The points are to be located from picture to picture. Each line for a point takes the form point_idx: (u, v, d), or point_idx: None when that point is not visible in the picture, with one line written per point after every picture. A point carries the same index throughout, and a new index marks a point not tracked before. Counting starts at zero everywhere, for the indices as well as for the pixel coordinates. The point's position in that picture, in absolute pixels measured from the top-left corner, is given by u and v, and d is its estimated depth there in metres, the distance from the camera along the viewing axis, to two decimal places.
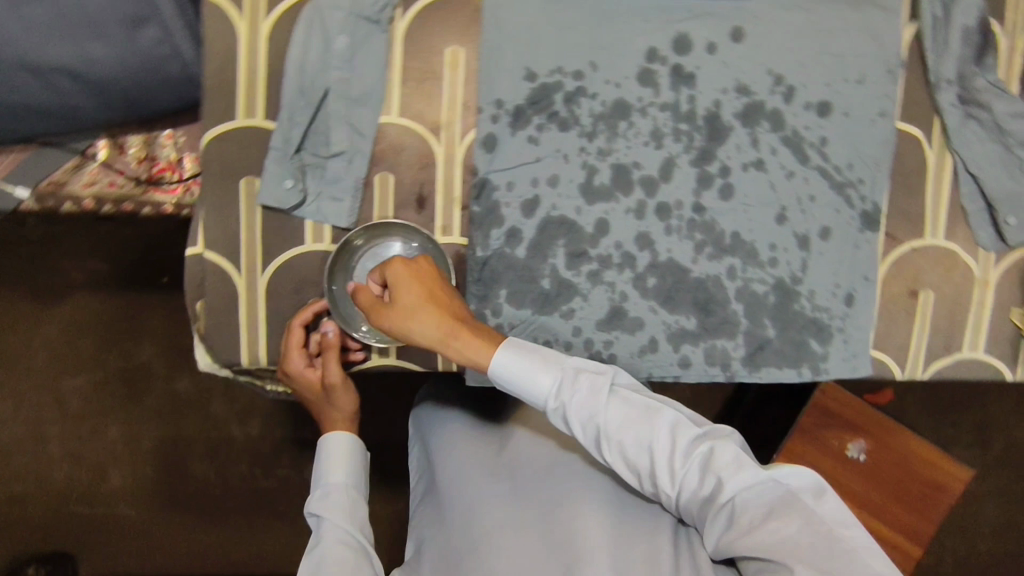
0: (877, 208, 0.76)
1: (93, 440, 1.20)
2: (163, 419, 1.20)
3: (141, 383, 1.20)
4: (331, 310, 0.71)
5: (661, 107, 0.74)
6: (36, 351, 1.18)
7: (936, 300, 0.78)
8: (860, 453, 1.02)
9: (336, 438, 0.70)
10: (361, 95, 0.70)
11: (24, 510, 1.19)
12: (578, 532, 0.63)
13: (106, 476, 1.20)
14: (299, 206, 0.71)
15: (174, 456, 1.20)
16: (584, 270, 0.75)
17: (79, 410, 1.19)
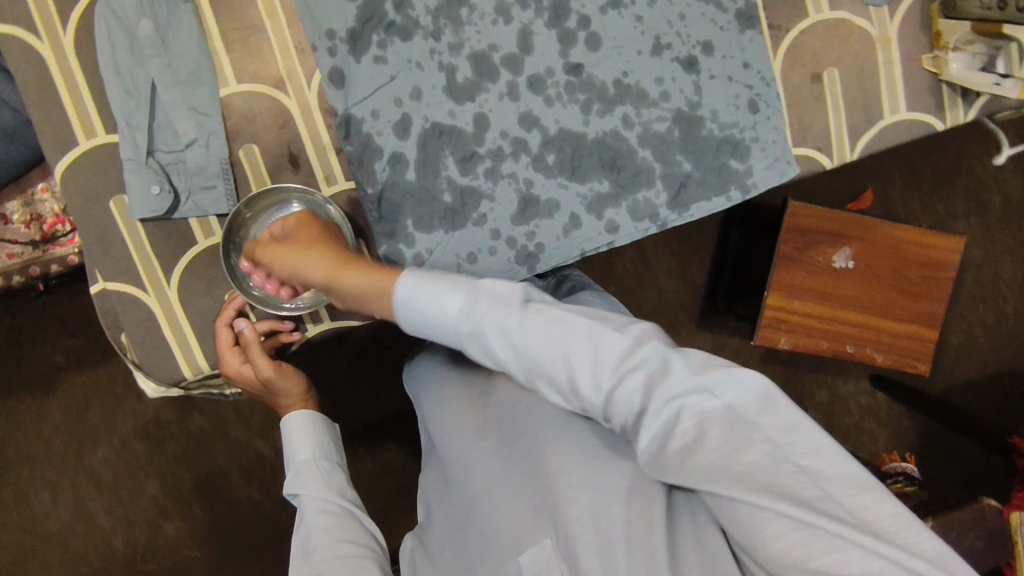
0: (749, 2, 0.72)
1: (138, 499, 1.27)
2: (196, 456, 1.28)
3: (160, 434, 1.27)
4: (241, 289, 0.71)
5: None
6: (53, 437, 1.25)
7: (841, 75, 0.75)
8: (847, 259, 1.27)
9: (294, 418, 0.71)
10: (190, 75, 0.67)
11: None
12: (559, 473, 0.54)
13: (161, 528, 1.28)
14: (175, 208, 0.69)
15: (217, 485, 1.29)
16: (480, 171, 0.72)
17: (115, 476, 1.27)
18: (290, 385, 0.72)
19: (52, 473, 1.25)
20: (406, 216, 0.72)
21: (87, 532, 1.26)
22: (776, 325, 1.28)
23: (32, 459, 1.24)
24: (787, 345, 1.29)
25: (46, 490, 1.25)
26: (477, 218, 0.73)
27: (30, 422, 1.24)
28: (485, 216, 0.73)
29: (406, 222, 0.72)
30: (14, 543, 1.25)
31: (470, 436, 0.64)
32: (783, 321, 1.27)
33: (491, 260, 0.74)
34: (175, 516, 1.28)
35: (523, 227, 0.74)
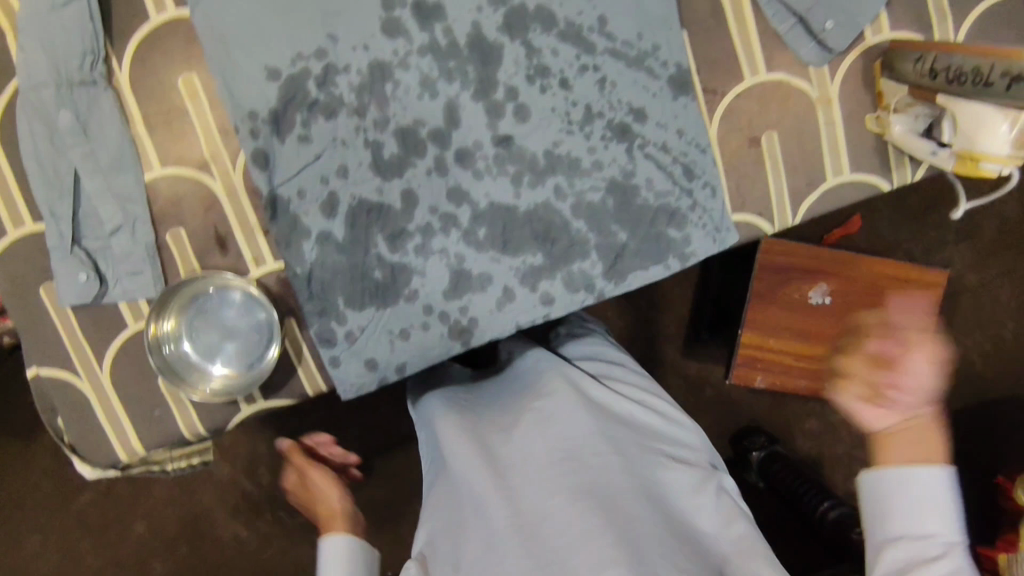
0: (682, 68, 0.70)
1: (123, 542, 1.28)
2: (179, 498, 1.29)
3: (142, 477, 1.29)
4: (171, 380, 0.69)
5: (420, 52, 0.68)
6: (36, 484, 1.26)
7: (780, 138, 0.73)
8: (824, 295, 1.24)
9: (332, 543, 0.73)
10: (114, 162, 0.67)
11: None
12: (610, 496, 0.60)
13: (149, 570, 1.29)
14: (103, 294, 0.69)
15: (203, 526, 1.29)
16: (410, 248, 0.72)
17: (94, 523, 1.27)
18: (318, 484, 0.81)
19: (38, 518, 1.27)
20: (337, 294, 0.72)
21: None
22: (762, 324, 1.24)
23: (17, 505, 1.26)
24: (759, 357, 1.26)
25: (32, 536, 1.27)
26: (408, 294, 0.73)
27: (13, 469, 1.26)
28: (417, 292, 0.73)
29: (337, 300, 0.72)
30: None
31: (480, 479, 0.64)
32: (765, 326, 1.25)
33: (424, 335, 0.74)
34: (158, 559, 1.29)
35: (456, 301, 0.73)
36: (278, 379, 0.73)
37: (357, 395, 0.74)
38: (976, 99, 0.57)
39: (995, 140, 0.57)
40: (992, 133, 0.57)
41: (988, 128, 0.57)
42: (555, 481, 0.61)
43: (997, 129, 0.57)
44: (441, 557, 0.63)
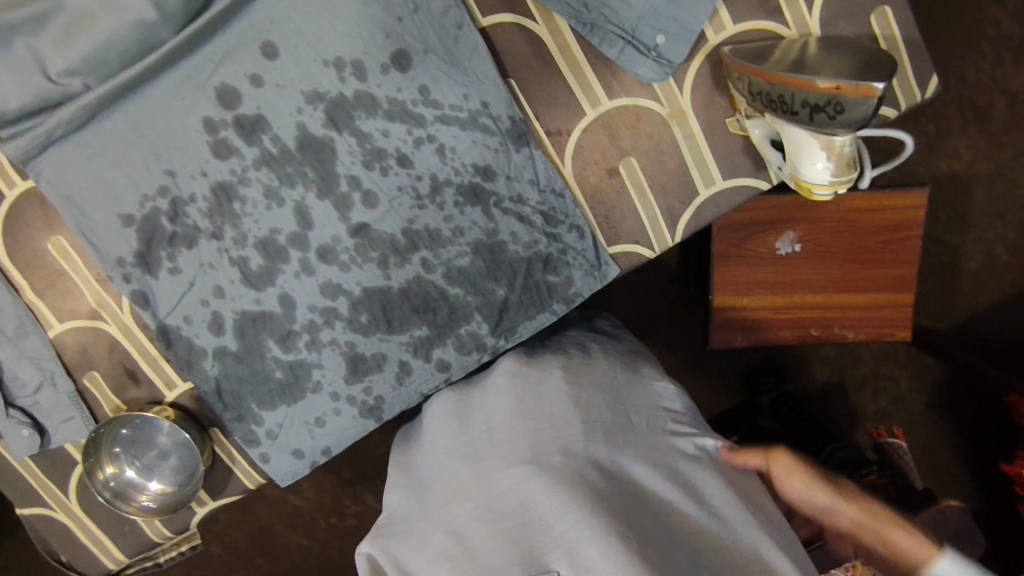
0: (516, 118, 0.69)
1: None
2: None
3: None
4: (120, 506, 0.76)
5: (256, 165, 0.69)
6: None
7: (641, 162, 0.70)
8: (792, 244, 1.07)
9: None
10: (16, 329, 0.73)
11: None
12: (555, 436, 0.61)
13: None
14: (49, 440, 0.76)
15: None
16: (301, 345, 0.75)
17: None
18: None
19: None
20: (248, 400, 0.76)
21: None
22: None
23: None
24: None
25: None
26: (313, 386, 0.76)
27: None
28: (320, 382, 0.76)
29: (250, 405, 0.76)
30: None
31: (453, 457, 0.65)
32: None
33: (338, 420, 0.77)
34: None
35: (358, 384, 0.76)
36: (221, 477, 0.80)
37: (294, 480, 0.80)
38: (798, 125, 0.60)
39: (816, 172, 0.63)
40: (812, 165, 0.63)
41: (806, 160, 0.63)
42: (515, 445, 0.61)
43: (812, 163, 0.63)
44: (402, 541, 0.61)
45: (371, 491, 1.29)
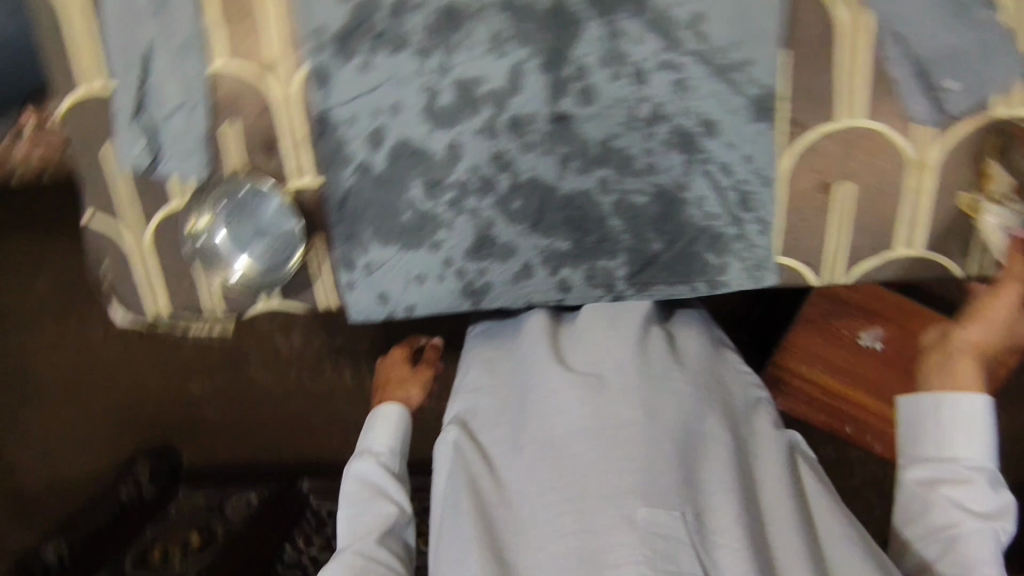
0: (770, 91, 0.64)
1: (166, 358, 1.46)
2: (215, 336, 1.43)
3: None
4: (199, 261, 0.74)
5: (498, 6, 0.65)
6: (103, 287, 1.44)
7: (857, 192, 0.66)
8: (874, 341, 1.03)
9: (393, 411, 0.81)
10: (184, 44, 0.68)
11: None
12: (664, 391, 0.63)
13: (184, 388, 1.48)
14: (157, 166, 0.72)
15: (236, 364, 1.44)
16: (443, 200, 0.72)
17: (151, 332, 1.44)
18: (406, 371, 0.89)
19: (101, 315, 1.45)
20: (365, 225, 0.73)
21: None
22: (981, 316, 0.65)
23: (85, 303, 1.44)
24: (988, 339, 0.65)
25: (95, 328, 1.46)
26: (433, 243, 0.73)
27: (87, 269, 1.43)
28: (441, 244, 0.73)
29: (364, 232, 0.74)
30: None
31: (553, 373, 0.65)
32: (981, 331, 0.65)
33: (438, 286, 0.75)
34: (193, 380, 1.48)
35: (476, 263, 0.74)
36: (300, 282, 0.78)
37: (364, 321, 0.78)
38: None
39: None
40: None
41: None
42: (623, 389, 0.63)
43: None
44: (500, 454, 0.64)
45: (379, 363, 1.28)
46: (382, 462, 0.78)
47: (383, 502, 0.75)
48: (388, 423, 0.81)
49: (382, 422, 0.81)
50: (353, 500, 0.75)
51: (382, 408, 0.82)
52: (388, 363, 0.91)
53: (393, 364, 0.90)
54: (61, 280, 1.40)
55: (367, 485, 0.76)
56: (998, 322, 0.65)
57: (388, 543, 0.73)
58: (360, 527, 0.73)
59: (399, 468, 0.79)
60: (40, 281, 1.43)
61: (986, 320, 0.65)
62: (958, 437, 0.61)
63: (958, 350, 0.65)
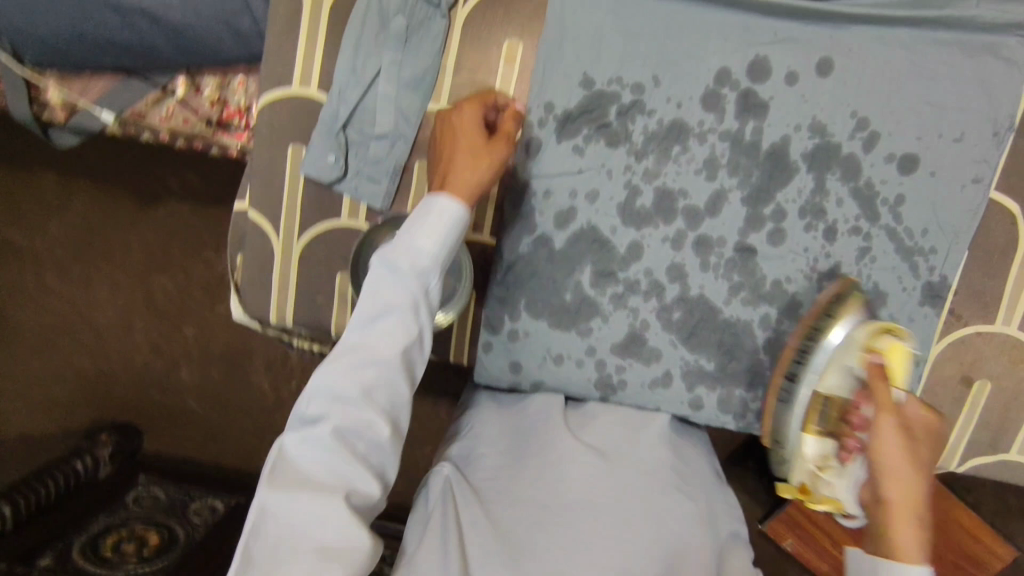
0: (945, 282, 0.68)
1: (173, 335, 1.41)
2: (231, 328, 1.38)
3: (218, 293, 1.37)
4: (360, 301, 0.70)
5: (721, 135, 0.69)
6: (133, 248, 1.38)
7: (992, 391, 0.71)
8: None
9: (449, 210, 0.58)
10: (412, 78, 0.69)
11: (113, 383, 1.44)
12: (659, 486, 0.65)
13: (179, 369, 1.42)
14: (339, 181, 0.72)
15: (242, 362, 1.38)
16: (608, 291, 0.73)
17: (167, 310, 1.39)
18: (471, 178, 0.60)
19: (121, 274, 1.40)
20: (523, 294, 0.74)
21: (122, 338, 1.43)
22: (912, 444, 0.54)
23: (109, 258, 1.39)
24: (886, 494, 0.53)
25: (108, 285, 1.41)
26: (583, 328, 0.74)
27: (124, 226, 1.38)
28: (591, 331, 0.74)
29: (520, 300, 0.74)
30: (65, 313, 1.43)
31: (563, 438, 0.67)
32: (900, 483, 0.52)
33: (574, 370, 0.75)
34: (190, 364, 1.41)
35: (617, 358, 0.74)
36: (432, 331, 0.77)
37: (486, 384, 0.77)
38: None
39: None
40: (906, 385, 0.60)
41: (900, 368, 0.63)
42: (624, 474, 0.65)
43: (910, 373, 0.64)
44: (491, 487, 0.65)
45: None
46: (390, 309, 0.55)
47: (366, 413, 0.53)
48: (440, 222, 0.58)
49: (431, 221, 0.57)
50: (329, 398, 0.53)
51: (432, 201, 0.58)
52: (450, 124, 0.64)
53: (455, 123, 0.64)
54: (88, 228, 1.39)
55: (347, 390, 0.53)
56: (902, 467, 0.53)
57: (352, 507, 0.51)
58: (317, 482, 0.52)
59: (401, 394, 0.55)
60: (67, 228, 1.39)
61: (905, 442, 0.53)
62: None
63: (894, 513, 0.52)
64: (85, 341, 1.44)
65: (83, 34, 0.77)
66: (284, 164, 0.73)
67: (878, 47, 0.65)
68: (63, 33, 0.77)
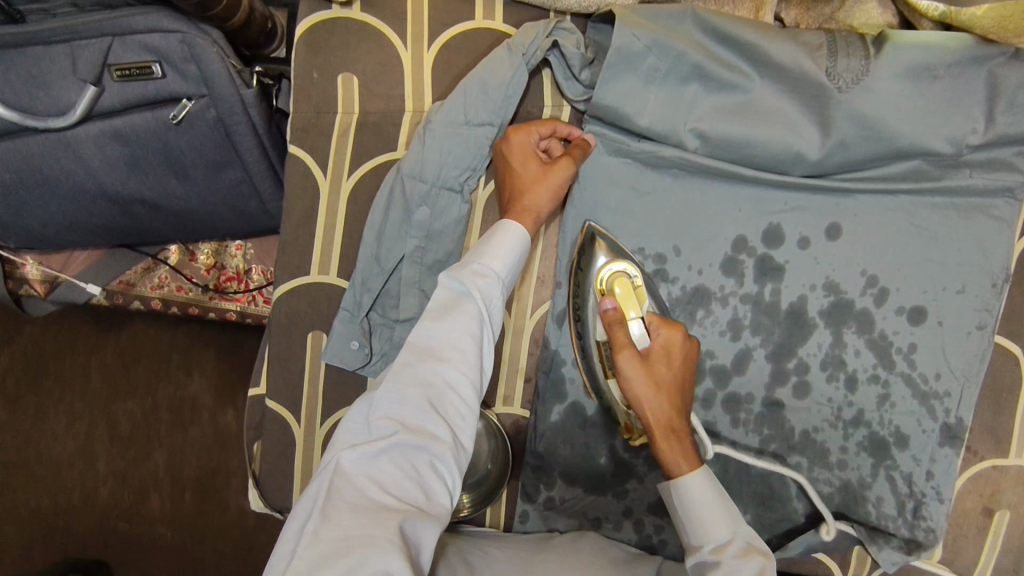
0: (962, 423, 0.71)
1: (137, 464, 1.32)
2: (204, 452, 1.30)
3: (188, 415, 1.30)
4: None
5: (742, 298, 0.71)
6: (93, 373, 1.33)
7: (1014, 521, 0.73)
8: None
9: (515, 234, 0.61)
10: (436, 261, 0.69)
11: (71, 520, 1.33)
12: None
13: (146, 498, 1.31)
14: (363, 365, 0.70)
15: (217, 488, 1.30)
16: (643, 454, 0.72)
17: (127, 434, 1.32)
18: (543, 195, 0.64)
19: (80, 401, 1.33)
20: (559, 462, 0.73)
21: (80, 469, 1.33)
22: (650, 364, 0.61)
23: (68, 385, 1.33)
24: (653, 408, 0.59)
25: (65, 414, 1.34)
26: (620, 492, 0.73)
27: (85, 351, 1.33)
28: (628, 493, 0.73)
29: (554, 467, 0.73)
30: (16, 447, 1.34)
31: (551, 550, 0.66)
32: (648, 406, 0.59)
33: (613, 534, 0.74)
34: (158, 495, 1.31)
35: (655, 518, 0.73)
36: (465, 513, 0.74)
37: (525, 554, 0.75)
38: None
39: None
40: (639, 315, 0.64)
41: (631, 304, 0.65)
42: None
43: (642, 308, 0.65)
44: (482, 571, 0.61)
45: None
46: (439, 358, 0.52)
47: (428, 423, 0.50)
48: (505, 242, 0.60)
49: (495, 241, 0.60)
50: (385, 403, 0.51)
51: (499, 227, 0.61)
52: (508, 146, 0.65)
53: (510, 150, 0.65)
54: (41, 355, 1.34)
55: (415, 395, 0.51)
56: (664, 382, 0.60)
57: None
58: (378, 470, 0.48)
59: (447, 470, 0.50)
60: (24, 353, 1.34)
61: (643, 369, 0.60)
62: (711, 510, 0.56)
63: (665, 384, 0.60)
64: (38, 477, 1.33)
65: (76, 223, 0.75)
66: (304, 349, 0.71)
67: (882, 211, 0.69)
68: (54, 223, 0.75)
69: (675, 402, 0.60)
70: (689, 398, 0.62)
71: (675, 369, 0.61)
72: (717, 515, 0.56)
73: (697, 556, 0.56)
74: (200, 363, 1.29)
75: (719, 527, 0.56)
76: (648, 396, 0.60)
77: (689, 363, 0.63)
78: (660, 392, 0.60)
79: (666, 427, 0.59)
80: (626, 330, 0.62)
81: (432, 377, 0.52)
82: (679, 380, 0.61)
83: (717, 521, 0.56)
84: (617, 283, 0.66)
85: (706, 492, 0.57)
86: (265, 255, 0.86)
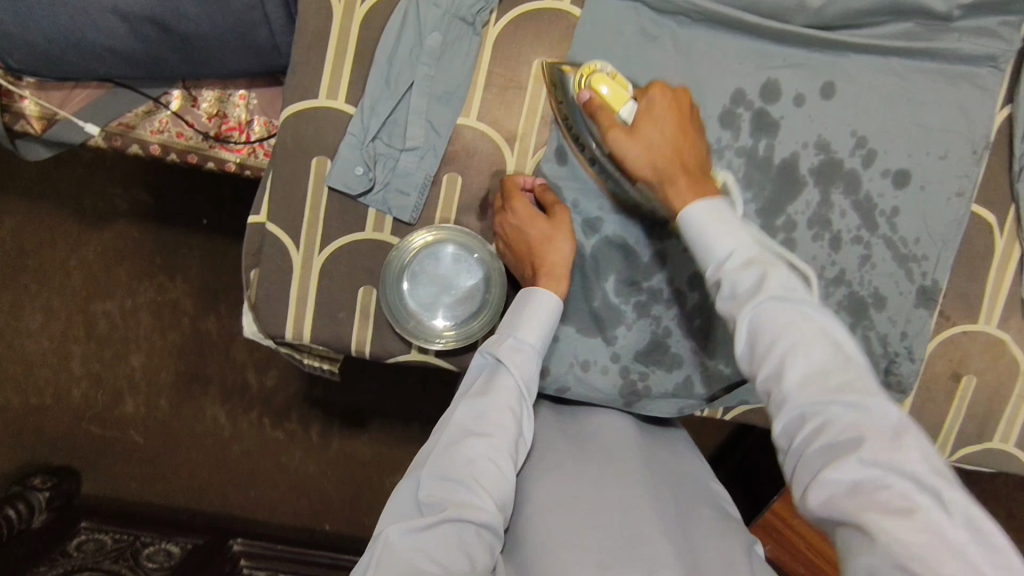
0: (936, 285, 0.75)
1: (113, 365, 1.20)
2: (184, 355, 1.20)
3: (169, 319, 1.20)
4: (387, 312, 0.72)
5: (738, 151, 0.73)
6: (71, 271, 1.19)
7: (977, 385, 0.78)
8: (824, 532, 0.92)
9: (547, 300, 0.65)
10: (444, 93, 0.71)
11: (42, 422, 1.21)
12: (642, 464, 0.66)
13: (120, 401, 1.21)
14: (366, 193, 0.72)
15: (194, 391, 1.20)
16: (633, 300, 0.75)
17: (107, 334, 1.20)
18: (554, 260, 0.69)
19: (55, 298, 1.20)
20: None
21: (53, 370, 1.20)
22: (638, 132, 0.65)
23: (41, 279, 1.19)
24: (655, 173, 0.64)
25: (38, 312, 1.20)
26: (609, 337, 0.75)
27: (61, 246, 1.19)
28: (616, 339, 0.75)
29: None
30: None
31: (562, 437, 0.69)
32: (647, 164, 0.64)
33: (600, 378, 0.75)
34: (136, 396, 1.20)
35: (641, 365, 0.76)
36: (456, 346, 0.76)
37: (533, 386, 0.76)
38: None
39: None
40: (627, 97, 0.67)
41: (620, 100, 0.67)
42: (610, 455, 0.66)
43: (623, 89, 0.67)
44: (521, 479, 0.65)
45: (399, 434, 1.20)
46: (480, 436, 0.58)
47: (471, 499, 0.54)
48: (539, 311, 0.65)
49: (535, 315, 0.65)
50: (429, 483, 0.56)
51: (533, 296, 0.66)
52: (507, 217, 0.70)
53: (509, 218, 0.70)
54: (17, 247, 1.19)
55: (459, 485, 0.55)
56: (653, 143, 0.64)
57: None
58: (429, 542, 0.52)
59: (505, 481, 0.57)
60: None
61: (632, 140, 0.64)
62: (708, 228, 0.58)
63: (652, 141, 0.64)
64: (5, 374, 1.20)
65: (83, 43, 0.74)
66: (308, 174, 0.72)
67: (874, 72, 0.72)
68: (59, 39, 0.73)
69: (667, 154, 0.64)
70: (690, 149, 0.65)
71: (663, 126, 0.65)
72: (768, 286, 0.54)
73: (710, 274, 0.59)
74: (186, 268, 1.19)
75: (770, 303, 0.53)
76: (641, 156, 0.64)
77: (682, 113, 0.66)
78: (647, 151, 0.64)
79: (663, 181, 0.63)
80: (610, 113, 0.66)
81: (478, 452, 0.57)
82: (669, 135, 0.64)
83: (749, 273, 0.55)
84: (595, 80, 0.67)
85: (715, 224, 0.58)
86: (268, 107, 0.86)
